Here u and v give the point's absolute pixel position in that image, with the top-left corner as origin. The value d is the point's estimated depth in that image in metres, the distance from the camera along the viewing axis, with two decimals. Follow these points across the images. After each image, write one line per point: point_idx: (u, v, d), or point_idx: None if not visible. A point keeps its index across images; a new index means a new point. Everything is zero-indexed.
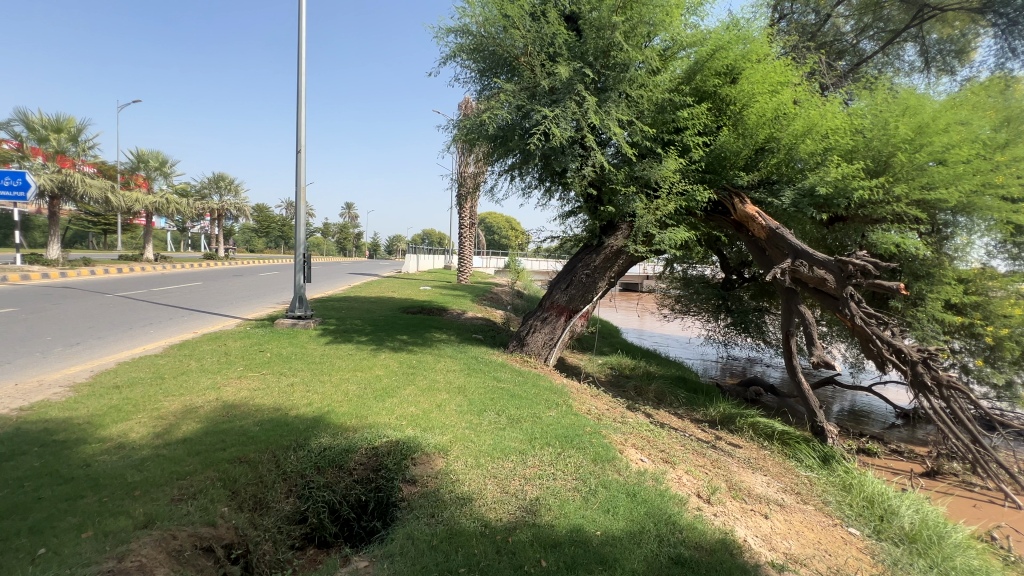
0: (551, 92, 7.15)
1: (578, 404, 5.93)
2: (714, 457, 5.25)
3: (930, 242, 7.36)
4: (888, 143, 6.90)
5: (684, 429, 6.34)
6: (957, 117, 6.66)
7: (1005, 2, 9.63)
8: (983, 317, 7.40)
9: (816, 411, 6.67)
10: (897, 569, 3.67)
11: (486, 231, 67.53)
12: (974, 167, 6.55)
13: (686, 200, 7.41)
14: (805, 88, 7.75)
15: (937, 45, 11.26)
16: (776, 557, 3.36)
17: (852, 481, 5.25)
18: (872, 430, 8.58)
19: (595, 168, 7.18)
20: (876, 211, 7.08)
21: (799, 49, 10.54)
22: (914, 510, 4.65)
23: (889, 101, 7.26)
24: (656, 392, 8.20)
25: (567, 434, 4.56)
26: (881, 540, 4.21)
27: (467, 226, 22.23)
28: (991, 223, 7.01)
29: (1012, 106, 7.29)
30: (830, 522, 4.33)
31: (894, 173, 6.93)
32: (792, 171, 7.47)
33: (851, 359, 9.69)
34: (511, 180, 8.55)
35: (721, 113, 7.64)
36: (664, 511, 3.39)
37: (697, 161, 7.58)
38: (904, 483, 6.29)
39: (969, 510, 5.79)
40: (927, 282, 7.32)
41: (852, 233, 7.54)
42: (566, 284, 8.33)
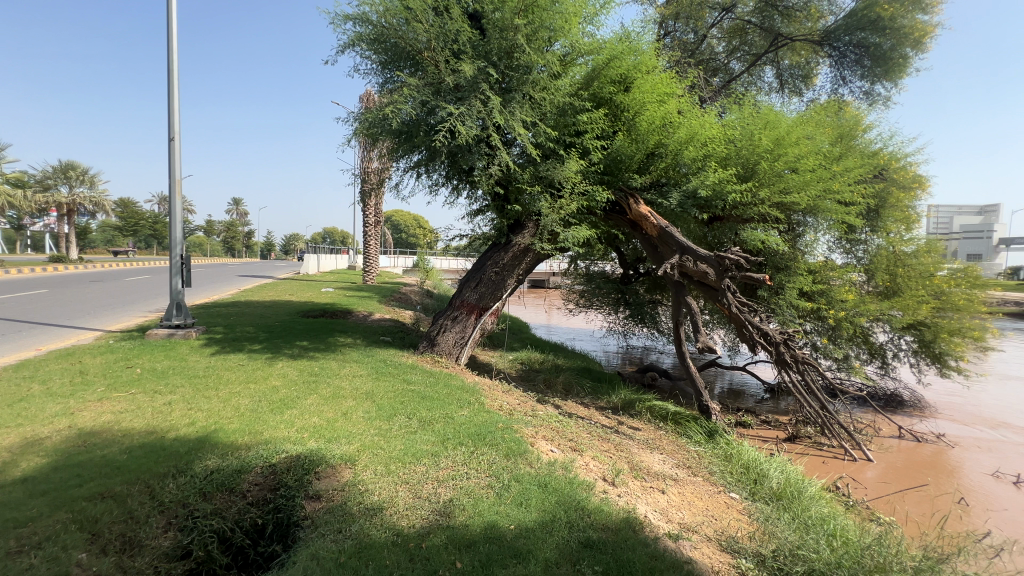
0: (456, 90, 7.12)
1: (489, 401, 5.98)
2: (617, 441, 5.61)
3: (787, 239, 8.54)
4: (754, 152, 7.85)
5: (590, 417, 6.69)
6: (804, 132, 7.80)
7: (837, 37, 11.49)
8: (827, 302, 8.76)
9: (702, 391, 7.41)
10: (768, 524, 4.20)
11: (393, 230, 65.57)
12: (819, 175, 7.71)
13: (587, 200, 7.82)
14: (687, 100, 8.53)
15: (788, 70, 13.10)
16: (672, 528, 3.68)
17: (732, 451, 5.92)
18: (746, 404, 9.77)
19: (502, 168, 7.29)
20: (746, 211, 8.05)
21: (681, 65, 11.62)
22: (780, 470, 5.37)
23: (754, 115, 8.26)
24: (564, 383, 8.57)
25: (480, 432, 4.57)
26: (755, 501, 4.81)
27: (372, 225, 21.31)
28: (831, 223, 8.31)
29: (844, 124, 8.70)
30: (715, 490, 4.84)
31: (760, 178, 7.91)
32: (678, 174, 8.20)
33: (729, 343, 10.93)
34: (417, 177, 8.37)
35: (617, 119, 8.16)
36: (573, 498, 3.54)
37: (596, 163, 8.03)
38: (772, 448, 7.26)
39: (821, 466, 6.86)
40: (785, 273, 8.51)
41: (728, 231, 8.48)
42: (475, 283, 8.34)
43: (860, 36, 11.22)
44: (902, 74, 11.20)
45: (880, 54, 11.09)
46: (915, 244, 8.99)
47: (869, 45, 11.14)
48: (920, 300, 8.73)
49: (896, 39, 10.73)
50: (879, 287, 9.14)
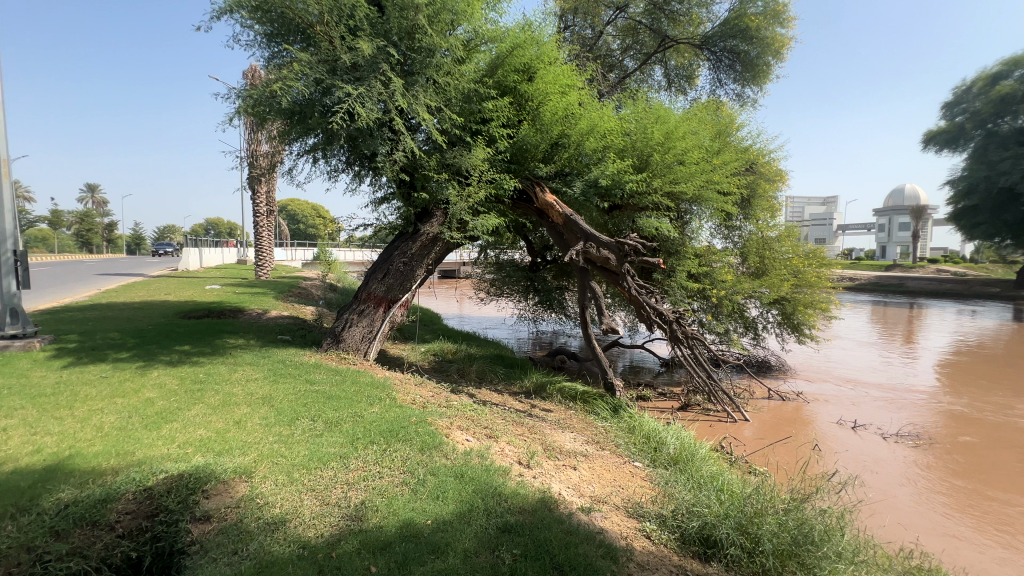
0: (353, 69, 6.70)
1: (402, 395, 5.79)
2: (531, 424, 5.76)
3: (677, 226, 9.31)
4: (647, 145, 8.42)
5: (504, 403, 6.78)
6: (689, 127, 8.52)
7: (714, 43, 12.68)
8: (711, 282, 9.75)
9: (607, 370, 7.86)
10: (667, 486, 4.59)
11: (290, 220, 60.69)
12: (701, 167, 8.48)
13: (495, 189, 7.83)
14: (587, 92, 8.86)
15: (674, 70, 14.20)
16: (584, 502, 3.87)
17: (634, 423, 6.38)
18: (645, 379, 10.60)
19: (406, 154, 7.02)
20: (642, 200, 8.63)
21: (580, 59, 12.04)
22: (676, 436, 5.89)
23: (646, 110, 8.82)
24: (478, 371, 8.60)
25: (393, 428, 4.39)
26: (656, 467, 5.24)
27: (263, 215, 19.42)
28: (712, 211, 9.21)
29: (721, 122, 9.64)
30: (621, 461, 5.18)
31: (653, 169, 8.50)
32: (580, 164, 8.51)
33: (629, 324, 11.72)
34: (313, 163, 7.78)
35: (521, 108, 8.24)
36: (490, 485, 3.56)
37: (502, 152, 8.06)
38: (668, 417, 7.96)
39: (709, 429, 7.66)
40: (675, 257, 9.30)
41: (626, 219, 9.05)
42: (383, 274, 7.99)
43: (732, 43, 12.50)
44: (766, 80, 12.70)
45: (748, 61, 12.51)
46: (778, 230, 10.32)
47: (740, 52, 12.49)
48: (782, 278, 10.07)
49: (761, 48, 12.14)
50: (751, 268, 10.38)
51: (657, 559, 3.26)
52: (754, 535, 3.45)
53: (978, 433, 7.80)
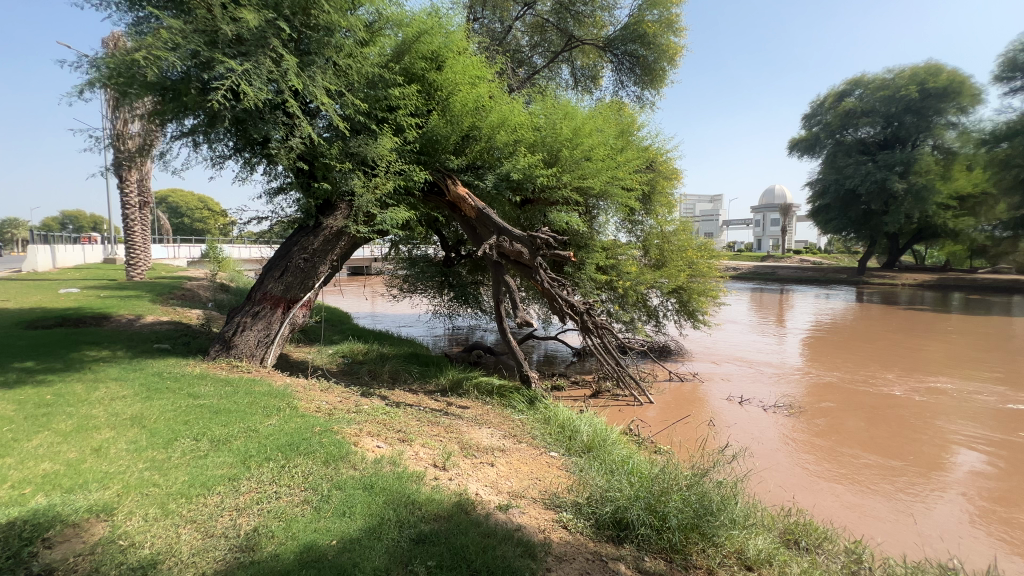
0: (238, 43, 5.98)
1: (305, 403, 5.32)
2: (447, 423, 5.61)
3: (586, 221, 9.64)
4: (556, 141, 8.58)
5: (419, 403, 6.55)
6: (595, 125, 8.82)
7: (616, 46, 13.29)
8: (617, 274, 10.27)
9: (522, 362, 7.92)
10: (581, 473, 4.71)
11: (170, 213, 53.82)
12: (607, 164, 8.83)
13: (404, 180, 7.49)
14: (497, 85, 8.79)
15: (580, 70, 14.66)
16: (502, 499, 3.83)
17: (550, 413, 6.49)
18: (559, 369, 10.91)
19: (304, 140, 6.44)
20: (553, 195, 8.79)
21: (490, 52, 11.96)
22: (589, 424, 6.09)
23: (554, 106, 8.97)
24: (390, 371, 8.22)
25: (292, 440, 3.98)
26: (571, 455, 5.36)
27: (134, 206, 16.93)
28: (617, 206, 9.65)
29: (624, 122, 10.12)
30: (537, 452, 5.22)
31: (562, 165, 8.70)
32: (491, 158, 8.41)
33: (543, 316, 11.97)
34: (192, 147, 6.86)
35: (430, 98, 7.95)
36: (403, 493, 3.36)
37: (411, 142, 7.74)
38: (581, 405, 8.24)
39: (619, 414, 8.06)
40: (585, 251, 9.65)
41: (538, 213, 9.18)
42: (280, 271, 7.30)
43: (631, 48, 13.20)
44: (662, 84, 13.59)
45: (646, 65, 13.31)
46: (674, 224, 11.13)
47: (639, 56, 13.24)
48: (679, 269, 10.88)
49: (657, 54, 12.96)
50: (653, 260, 11.09)
51: (574, 548, 3.30)
52: (662, 513, 3.63)
53: (835, 399, 9.07)
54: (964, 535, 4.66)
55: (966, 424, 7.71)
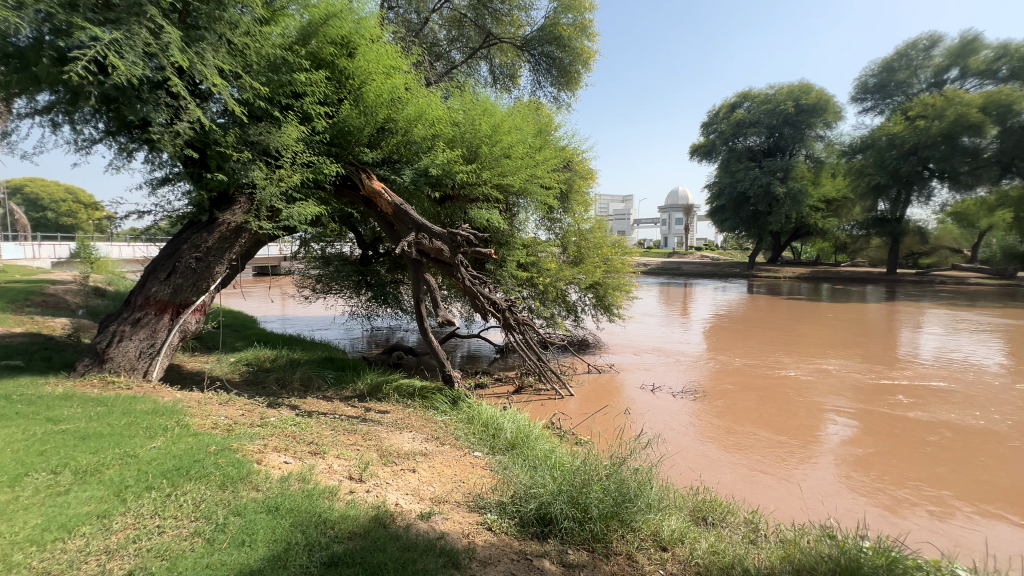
0: (105, 8, 5.16)
1: (199, 419, 4.75)
2: (365, 430, 5.32)
3: (506, 218, 9.68)
4: (476, 137, 8.49)
5: (334, 411, 6.14)
6: (514, 123, 8.85)
7: (533, 46, 13.48)
8: (538, 271, 10.44)
9: (445, 362, 7.76)
10: (505, 471, 4.68)
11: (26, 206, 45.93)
12: (527, 162, 8.91)
13: (313, 173, 6.97)
14: (414, 77, 8.49)
15: (498, 67, 14.69)
16: (425, 506, 3.69)
17: (473, 412, 6.40)
18: (483, 367, 10.87)
19: (193, 125, 5.74)
20: (473, 191, 8.70)
21: (406, 42, 11.56)
22: (512, 420, 6.09)
23: (473, 102, 8.87)
24: (302, 378, 7.64)
25: (180, 464, 3.52)
26: (495, 453, 5.33)
27: None
28: (536, 204, 9.80)
29: (542, 121, 10.27)
30: (461, 453, 5.12)
31: (482, 161, 8.63)
32: (409, 152, 8.13)
33: (465, 314, 11.85)
34: (49, 128, 5.84)
35: (341, 86, 7.49)
36: (314, 512, 3.10)
37: (320, 132, 7.23)
38: (505, 402, 8.27)
39: (541, 408, 8.19)
40: (506, 248, 9.68)
41: (458, 210, 9.05)
42: (167, 273, 6.46)
43: (548, 49, 13.48)
44: (577, 86, 14.06)
45: (562, 67, 13.67)
46: (591, 222, 11.55)
47: (555, 58, 13.55)
48: (596, 266, 11.33)
49: (572, 57, 13.35)
50: (571, 257, 11.43)
51: (499, 550, 3.25)
52: (584, 505, 3.72)
53: (733, 382, 9.98)
54: (838, 496, 5.32)
55: (835, 397, 8.85)
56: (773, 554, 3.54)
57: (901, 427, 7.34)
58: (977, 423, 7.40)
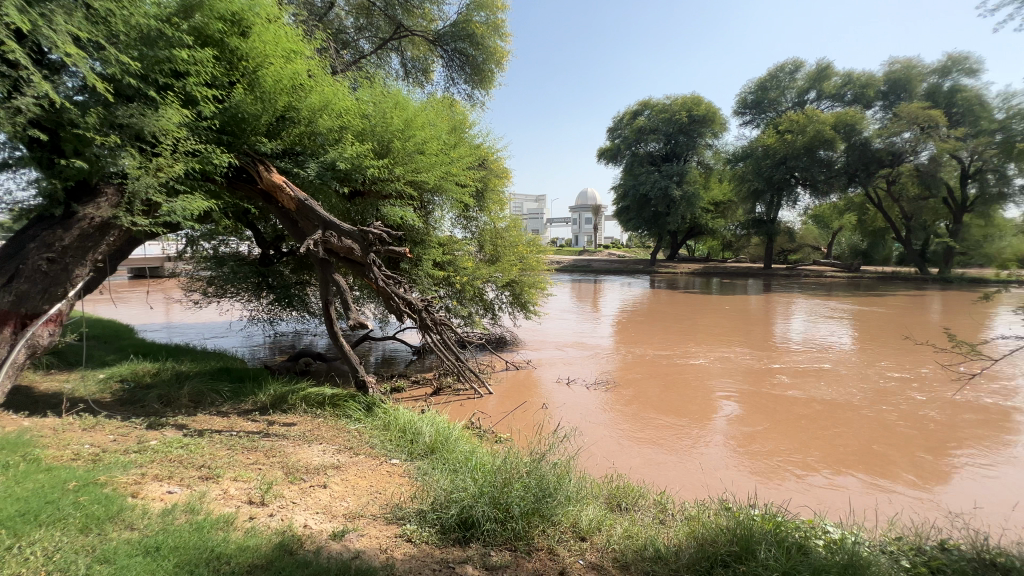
0: None
1: (54, 451, 4.01)
2: (268, 446, 4.86)
3: (421, 216, 9.43)
4: (387, 131, 8.14)
5: (230, 428, 5.54)
6: (428, 118, 8.62)
7: (445, 42, 13.28)
8: (454, 270, 10.33)
9: (357, 367, 7.36)
10: (423, 477, 4.54)
11: None
12: (442, 159, 8.74)
13: (199, 163, 6.22)
14: (317, 63, 7.91)
15: (410, 61, 14.26)
16: (337, 524, 3.45)
17: (389, 418, 6.13)
18: (399, 369, 10.50)
19: (40, 101, 4.83)
20: (385, 188, 8.35)
21: (308, 26, 10.75)
22: (431, 424, 5.91)
23: (383, 95, 8.48)
24: (190, 393, 6.79)
25: (25, 507, 2.93)
26: (413, 459, 5.14)
27: None
28: (452, 202, 9.66)
29: (456, 118, 10.13)
30: (376, 463, 4.87)
31: (394, 156, 8.30)
32: (314, 144, 7.58)
33: (379, 315, 11.38)
34: None
35: (233, 68, 6.77)
36: (205, 547, 2.76)
37: (208, 118, 6.47)
38: (423, 405, 8.05)
39: (461, 409, 8.10)
40: (421, 247, 9.42)
41: (369, 207, 8.63)
42: (7, 277, 5.38)
43: (460, 46, 13.36)
44: (491, 85, 14.15)
45: (476, 65, 13.65)
46: (506, 221, 11.66)
47: (468, 55, 13.48)
48: (512, 264, 11.45)
49: (485, 55, 13.36)
50: (487, 256, 11.44)
51: (420, 562, 3.13)
52: (505, 504, 3.71)
53: (640, 371, 10.66)
54: (731, 471, 5.89)
55: (726, 380, 9.81)
56: (680, 532, 3.79)
57: (779, 404, 8.32)
58: (836, 396, 8.61)
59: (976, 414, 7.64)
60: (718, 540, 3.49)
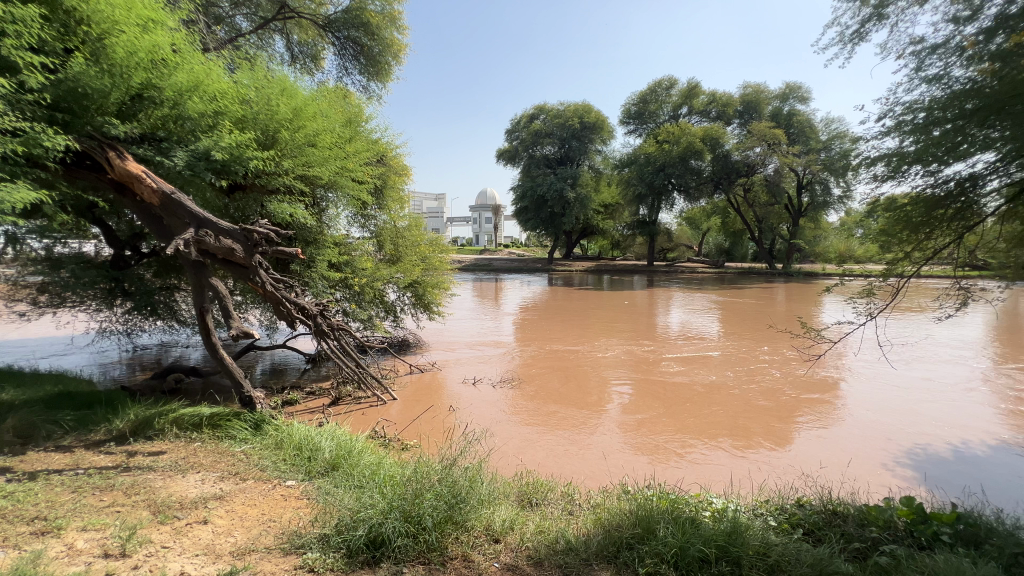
0: None
1: None
2: (128, 483, 4.14)
3: (313, 213, 8.74)
4: (272, 119, 7.39)
5: (75, 465, 4.62)
6: (319, 108, 7.99)
7: (337, 28, 12.41)
8: (352, 271, 9.75)
9: (241, 382, 6.58)
10: (324, 497, 4.19)
11: None
12: (336, 153, 8.17)
13: (22, 144, 5.08)
14: (184, 37, 6.92)
15: (297, 45, 13.06)
16: (222, 566, 3.05)
17: (282, 435, 5.57)
18: (290, 380, 9.61)
19: None
20: (271, 182, 7.58)
21: None
22: (331, 437, 5.47)
23: (266, 80, 7.68)
24: (16, 427, 5.53)
25: None
26: (311, 479, 4.71)
27: None
28: (348, 199, 9.06)
29: (351, 111, 9.53)
30: (268, 487, 4.39)
31: (281, 148, 7.58)
32: (182, 130, 6.62)
33: (266, 322, 10.34)
34: None
35: (70, 34, 5.66)
36: None
37: (35, 91, 5.32)
38: (320, 417, 7.45)
39: (363, 418, 7.64)
40: (315, 247, 8.72)
41: (252, 202, 7.78)
42: None
43: (354, 34, 12.60)
44: (387, 78, 13.61)
45: (371, 56, 13.00)
46: (407, 220, 11.29)
47: (362, 44, 12.76)
48: (414, 264, 11.11)
49: (381, 46, 12.79)
50: (387, 256, 10.98)
51: None
52: (417, 517, 3.55)
53: (543, 367, 11.00)
54: (630, 456, 6.30)
55: (621, 371, 10.53)
56: (587, 521, 3.94)
57: (667, 390, 9.12)
58: (712, 380, 9.69)
59: (816, 387, 9.08)
60: (623, 524, 3.68)
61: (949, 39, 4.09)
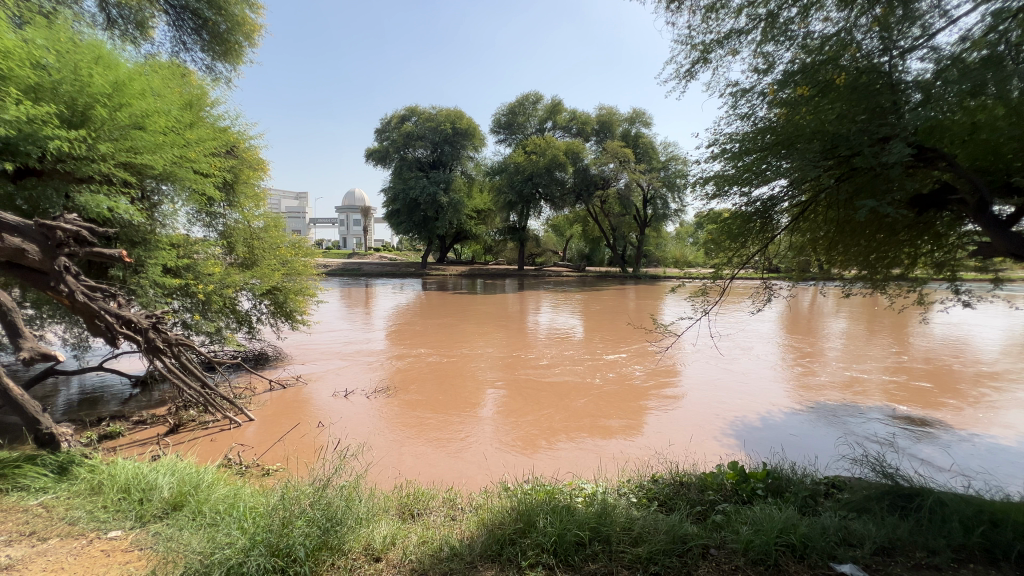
0: None
1: None
2: None
3: (141, 208, 7.36)
4: (82, 93, 6.06)
5: None
6: (149, 85, 6.77)
7: None
8: (193, 276, 8.43)
9: (38, 417, 5.25)
10: (162, 545, 3.52)
11: None
12: (170, 140, 6.98)
13: None
14: None
15: (114, 6, 10.14)
16: None
17: (101, 477, 4.57)
18: (110, 410, 7.95)
19: None
20: (81, 168, 6.21)
21: None
22: (171, 473, 4.63)
23: (71, 43, 6.20)
24: None
25: None
26: (145, 524, 3.93)
27: None
28: (189, 193, 7.88)
29: (192, 93, 8.22)
30: (83, 543, 3.56)
31: (93, 128, 6.24)
32: None
33: (73, 341, 8.43)
34: None
35: None
36: None
37: None
38: (153, 450, 6.28)
39: (211, 446, 6.62)
40: (143, 247, 7.32)
41: (51, 191, 6.25)
42: None
43: (194, 5, 10.92)
44: (237, 60, 12.22)
45: (216, 33, 11.49)
46: (263, 220, 10.14)
47: (205, 19, 11.17)
48: (272, 268, 9.99)
49: (229, 24, 11.39)
50: (239, 259, 9.75)
51: None
52: (286, 549, 3.22)
53: (418, 372, 10.77)
54: (508, 454, 6.50)
55: (496, 372, 10.78)
56: (470, 523, 3.96)
57: (538, 388, 9.64)
58: (578, 375, 10.49)
59: (663, 375, 10.38)
60: (505, 522, 3.76)
61: (754, 85, 5.02)
